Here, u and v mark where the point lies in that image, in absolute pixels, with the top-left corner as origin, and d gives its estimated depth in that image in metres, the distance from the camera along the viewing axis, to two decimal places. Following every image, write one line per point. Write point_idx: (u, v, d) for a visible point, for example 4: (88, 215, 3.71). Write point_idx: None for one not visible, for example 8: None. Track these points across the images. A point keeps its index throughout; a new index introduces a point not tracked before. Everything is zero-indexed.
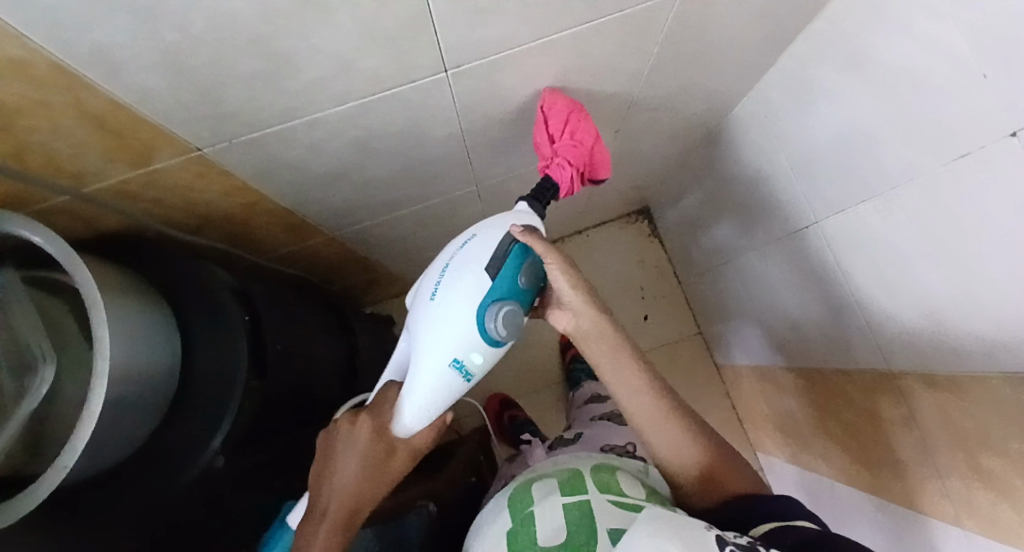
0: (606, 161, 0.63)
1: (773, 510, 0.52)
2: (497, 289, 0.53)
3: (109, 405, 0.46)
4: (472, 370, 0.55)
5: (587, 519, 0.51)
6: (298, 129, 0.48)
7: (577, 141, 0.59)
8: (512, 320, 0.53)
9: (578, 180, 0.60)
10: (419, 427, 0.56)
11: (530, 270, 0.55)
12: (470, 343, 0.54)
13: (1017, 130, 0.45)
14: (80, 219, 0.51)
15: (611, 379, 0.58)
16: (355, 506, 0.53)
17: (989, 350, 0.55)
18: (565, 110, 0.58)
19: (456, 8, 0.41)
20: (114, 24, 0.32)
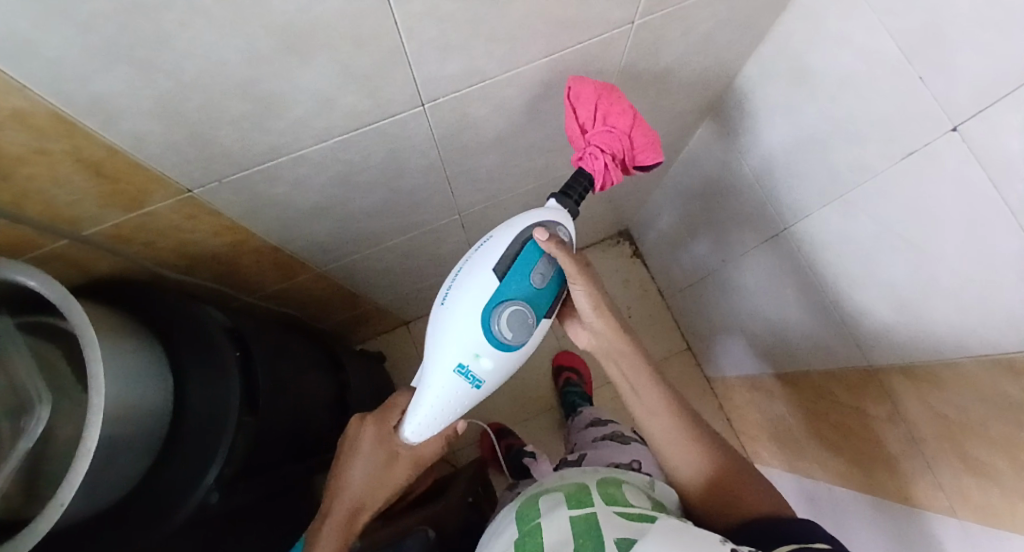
0: (651, 145, 0.59)
1: (793, 531, 0.49)
2: (507, 291, 0.52)
3: (105, 444, 0.46)
4: (479, 376, 0.54)
5: (593, 530, 0.49)
6: (284, 166, 0.51)
7: (609, 127, 0.57)
8: (518, 324, 0.52)
9: (615, 167, 0.57)
10: (420, 439, 0.58)
11: (545, 272, 0.53)
12: (474, 346, 0.52)
13: (956, 125, 0.49)
14: (73, 265, 0.52)
15: (632, 393, 0.61)
16: (357, 507, 0.59)
17: (960, 335, 0.58)
18: (593, 96, 0.56)
19: (428, 47, 0.44)
20: (112, 75, 0.35)
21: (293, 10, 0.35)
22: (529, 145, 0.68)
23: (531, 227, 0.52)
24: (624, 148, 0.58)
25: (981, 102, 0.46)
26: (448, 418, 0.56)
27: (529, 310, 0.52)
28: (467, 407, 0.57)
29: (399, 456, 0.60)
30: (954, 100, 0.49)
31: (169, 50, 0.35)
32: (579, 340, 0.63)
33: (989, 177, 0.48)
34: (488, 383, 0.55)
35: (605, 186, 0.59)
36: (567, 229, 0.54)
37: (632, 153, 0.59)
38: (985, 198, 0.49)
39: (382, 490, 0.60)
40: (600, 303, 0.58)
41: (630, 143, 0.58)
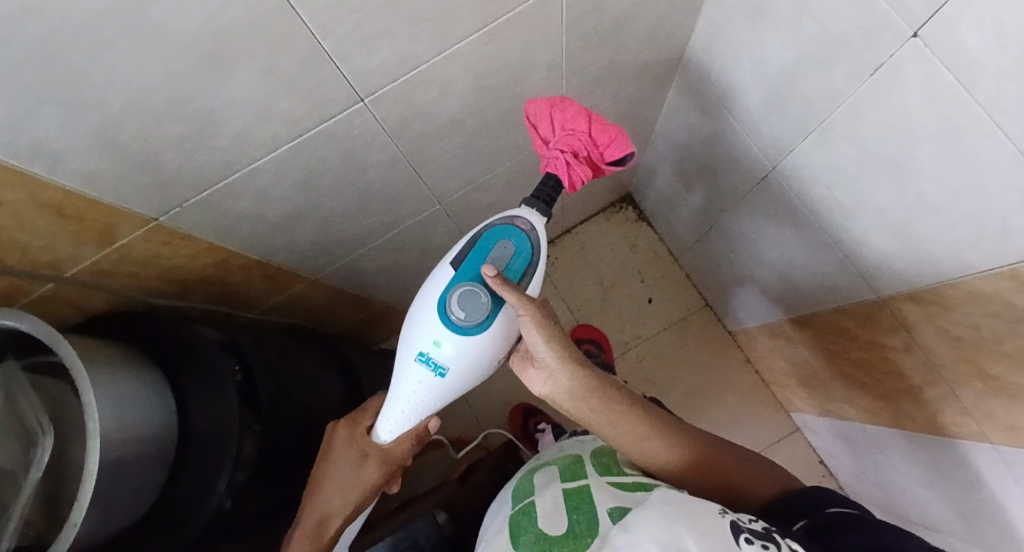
0: (618, 139, 0.59)
1: (810, 503, 0.52)
2: (461, 276, 0.56)
3: (113, 465, 0.50)
4: (441, 363, 0.55)
5: (586, 503, 0.49)
6: (242, 181, 0.52)
7: (567, 130, 0.59)
8: (470, 303, 0.54)
9: (577, 164, 0.58)
10: (393, 438, 0.60)
11: (499, 260, 0.56)
12: (432, 333, 0.55)
13: (916, 31, 0.45)
14: (68, 305, 0.56)
15: (608, 426, 0.56)
16: (325, 515, 0.62)
17: (958, 251, 0.55)
18: (547, 109, 0.59)
19: (347, 41, 0.43)
20: (43, 120, 0.36)
21: (195, 27, 0.35)
22: (489, 123, 0.68)
23: (490, 224, 0.58)
24: (586, 145, 0.58)
25: (932, 4, 0.42)
26: (422, 410, 0.58)
27: (481, 290, 0.54)
28: (441, 397, 0.58)
29: (369, 456, 0.61)
30: (907, 6, 0.45)
31: (88, 87, 0.36)
32: (534, 386, 0.58)
33: (956, 79, 0.44)
34: (454, 371, 0.56)
35: (575, 184, 0.60)
36: (527, 220, 0.57)
37: (598, 149, 0.59)
38: (957, 101, 0.45)
39: (354, 491, 0.62)
40: (555, 337, 0.55)
41: (592, 140, 0.58)
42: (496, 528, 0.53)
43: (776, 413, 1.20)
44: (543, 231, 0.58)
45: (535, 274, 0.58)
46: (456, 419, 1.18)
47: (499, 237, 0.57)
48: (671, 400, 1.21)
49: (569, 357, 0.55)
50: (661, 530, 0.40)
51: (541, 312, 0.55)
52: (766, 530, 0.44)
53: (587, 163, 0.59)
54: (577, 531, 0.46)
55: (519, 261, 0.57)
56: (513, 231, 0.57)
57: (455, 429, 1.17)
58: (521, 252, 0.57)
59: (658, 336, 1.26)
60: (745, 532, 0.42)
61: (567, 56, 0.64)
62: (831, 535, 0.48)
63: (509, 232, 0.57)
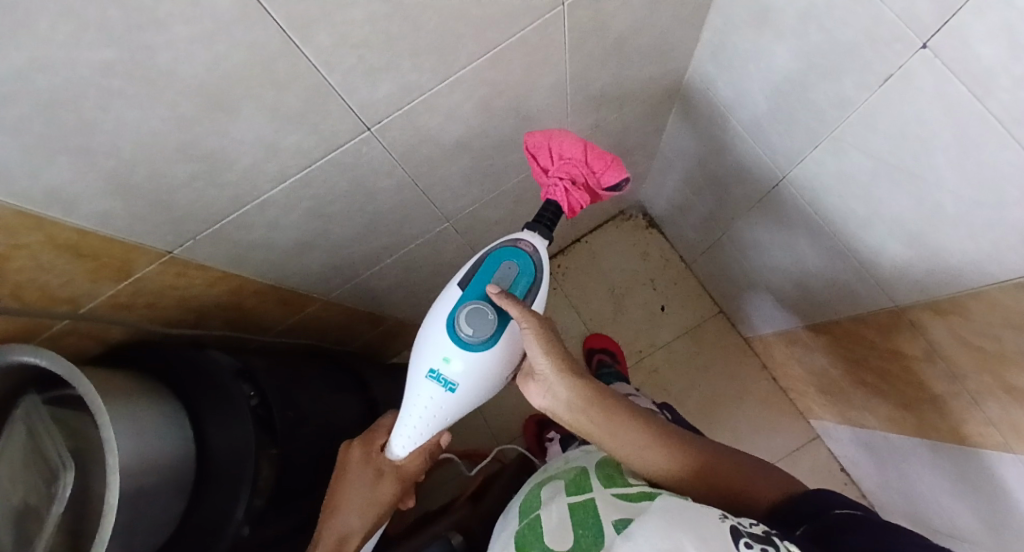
0: (613, 164, 0.61)
1: (811, 509, 0.52)
2: (467, 295, 0.56)
3: (133, 495, 0.50)
4: (451, 379, 0.56)
5: (591, 517, 0.49)
6: (252, 213, 0.53)
7: (564, 158, 0.60)
8: (477, 320, 0.55)
9: (576, 190, 0.60)
10: (406, 453, 0.61)
11: (504, 279, 0.57)
12: (442, 350, 0.56)
13: (927, 43, 0.44)
14: (86, 338, 0.57)
15: (608, 437, 0.55)
16: (344, 534, 0.61)
17: (978, 260, 0.54)
18: (544, 141, 0.60)
19: (352, 75, 0.44)
20: (57, 166, 0.37)
21: (201, 72, 0.36)
22: (494, 143, 0.68)
23: (496, 245, 0.58)
24: (583, 172, 0.60)
25: (943, 15, 0.41)
26: (432, 427, 0.58)
27: (488, 307, 0.55)
28: (452, 413, 0.58)
29: (387, 473, 0.62)
30: (917, 16, 0.44)
31: (99, 133, 0.37)
32: (534, 400, 0.57)
33: (969, 91, 0.43)
34: (464, 387, 0.56)
35: (574, 210, 0.61)
36: (531, 242, 0.58)
37: (595, 176, 0.60)
38: (971, 113, 0.44)
39: (371, 509, 0.62)
40: (556, 350, 0.54)
41: (588, 167, 0.60)
42: (503, 545, 0.52)
43: (796, 420, 1.18)
44: (545, 252, 0.59)
45: (539, 293, 0.59)
46: (472, 433, 1.18)
47: (505, 258, 0.58)
48: (688, 409, 1.20)
49: (570, 369, 0.54)
50: (661, 537, 0.40)
51: (543, 326, 0.54)
52: (767, 533, 0.43)
53: (585, 190, 0.61)
54: (583, 544, 0.46)
55: (523, 280, 0.58)
56: (517, 251, 0.58)
57: (470, 442, 1.17)
58: (524, 271, 0.57)
59: (672, 344, 1.25)
60: (744, 537, 0.41)
61: (570, 74, 0.64)
62: (830, 537, 0.48)
63: (513, 253, 0.58)
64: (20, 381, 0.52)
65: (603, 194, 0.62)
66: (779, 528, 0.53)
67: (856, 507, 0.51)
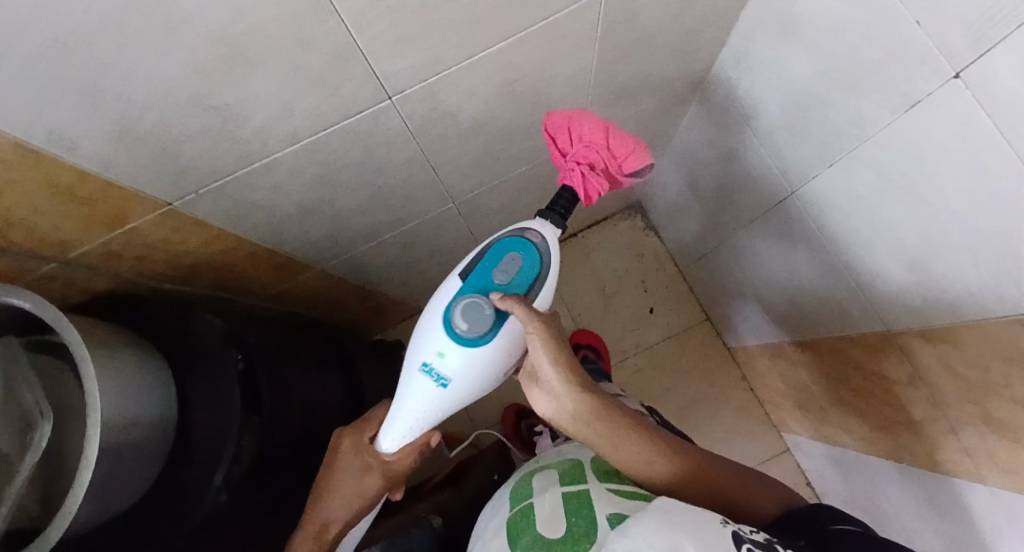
0: (636, 151, 0.60)
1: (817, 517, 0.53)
2: (468, 289, 0.55)
3: (107, 453, 0.49)
4: (444, 374, 0.55)
5: (585, 507, 0.48)
6: (259, 172, 0.51)
7: (584, 142, 0.59)
8: (472, 315, 0.53)
9: (594, 175, 0.59)
10: (397, 447, 0.59)
11: (506, 273, 0.56)
12: (436, 344, 0.54)
13: (959, 72, 0.44)
14: (72, 285, 0.55)
15: (615, 449, 0.54)
16: (326, 522, 0.61)
17: (977, 293, 0.55)
18: (564, 124, 0.60)
19: (379, 40, 0.42)
20: (67, 103, 0.35)
21: (225, 20, 0.34)
22: (510, 128, 0.67)
23: (501, 235, 0.57)
24: (602, 157, 0.59)
25: (979, 47, 0.41)
26: (425, 420, 0.57)
27: (484, 301, 0.53)
28: (444, 408, 0.57)
29: (371, 467, 0.61)
30: (952, 46, 0.44)
31: (114, 73, 0.34)
32: (537, 408, 0.55)
33: (994, 124, 0.43)
34: (456, 383, 0.55)
35: (591, 196, 0.60)
36: (538, 233, 0.57)
37: (614, 162, 0.59)
38: (993, 148, 0.45)
39: (355, 500, 0.61)
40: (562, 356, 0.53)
41: (610, 153, 0.59)
42: (492, 531, 0.52)
43: (769, 431, 1.20)
44: (553, 243, 0.58)
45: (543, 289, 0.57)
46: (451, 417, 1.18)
47: (508, 251, 0.56)
48: (667, 411, 1.22)
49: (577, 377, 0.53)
50: (661, 536, 0.40)
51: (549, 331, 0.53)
52: (767, 541, 0.44)
53: (604, 176, 0.60)
54: (576, 534, 0.46)
55: (525, 273, 0.56)
56: (521, 242, 0.57)
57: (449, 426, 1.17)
58: (527, 263, 0.56)
59: (657, 347, 1.25)
60: (747, 543, 0.41)
61: (595, 65, 0.63)
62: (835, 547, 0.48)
63: (518, 246, 0.56)
64: (3, 324, 0.51)
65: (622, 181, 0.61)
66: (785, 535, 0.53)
67: (851, 521, 0.52)
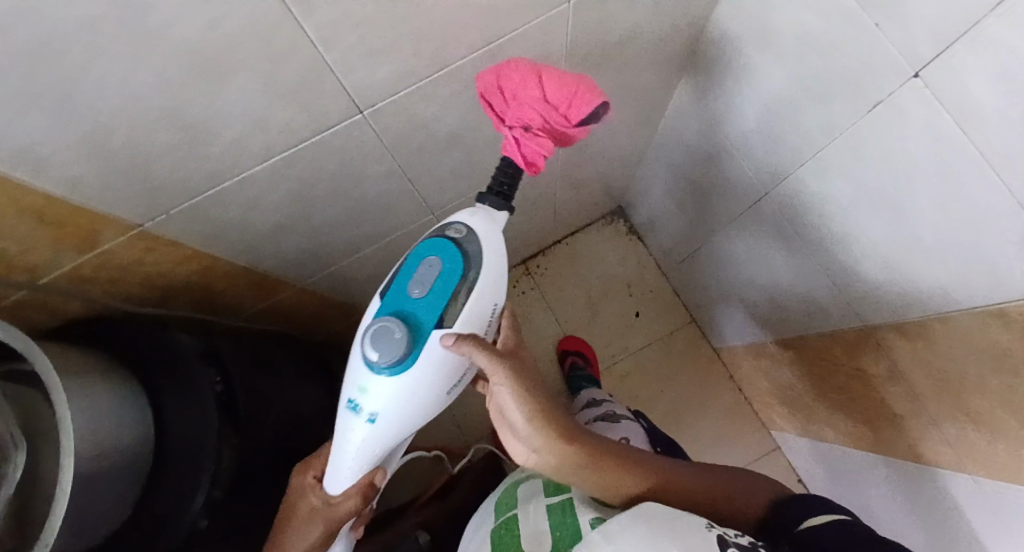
0: (581, 93, 0.48)
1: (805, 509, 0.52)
2: (386, 310, 0.48)
3: (82, 480, 0.48)
4: (369, 410, 0.48)
5: (568, 518, 0.50)
6: (232, 190, 0.51)
7: (516, 99, 0.48)
8: (381, 342, 0.45)
9: (530, 139, 0.49)
10: (343, 491, 0.53)
11: (422, 281, 0.47)
12: (357, 380, 0.48)
13: (918, 72, 0.45)
14: (43, 310, 0.54)
15: (602, 483, 0.51)
16: None
17: (948, 286, 0.56)
18: (491, 77, 0.49)
19: (350, 54, 0.42)
20: (30, 124, 0.35)
21: (195, 34, 0.34)
22: (486, 138, 0.67)
23: (425, 236, 0.50)
24: (539, 114, 0.48)
25: (937, 46, 0.43)
26: (360, 461, 0.50)
27: (393, 323, 0.45)
28: (385, 445, 0.50)
29: (315, 512, 0.57)
30: (911, 45, 0.45)
31: (79, 92, 0.34)
32: (513, 454, 0.53)
33: (956, 123, 0.45)
34: (387, 418, 0.48)
35: (534, 161, 0.50)
36: (459, 225, 0.48)
37: (555, 115, 0.48)
38: (955, 143, 0.46)
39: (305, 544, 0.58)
40: (534, 398, 0.49)
41: (550, 104, 0.48)
42: (479, 545, 0.53)
43: (758, 431, 1.21)
44: (485, 233, 0.49)
45: (472, 289, 0.48)
46: (440, 429, 1.17)
47: (425, 254, 0.48)
48: (655, 415, 1.22)
49: (550, 419, 0.50)
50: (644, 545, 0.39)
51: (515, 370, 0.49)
52: (751, 544, 0.43)
53: (548, 134, 0.49)
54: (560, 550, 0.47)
55: (446, 278, 0.47)
56: (443, 240, 0.48)
57: (438, 438, 1.16)
58: (446, 266, 0.47)
59: (643, 351, 1.26)
60: (731, 547, 0.41)
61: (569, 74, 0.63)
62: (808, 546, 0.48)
63: (436, 246, 0.48)
64: None
65: (574, 132, 0.50)
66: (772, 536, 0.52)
67: (845, 513, 0.51)
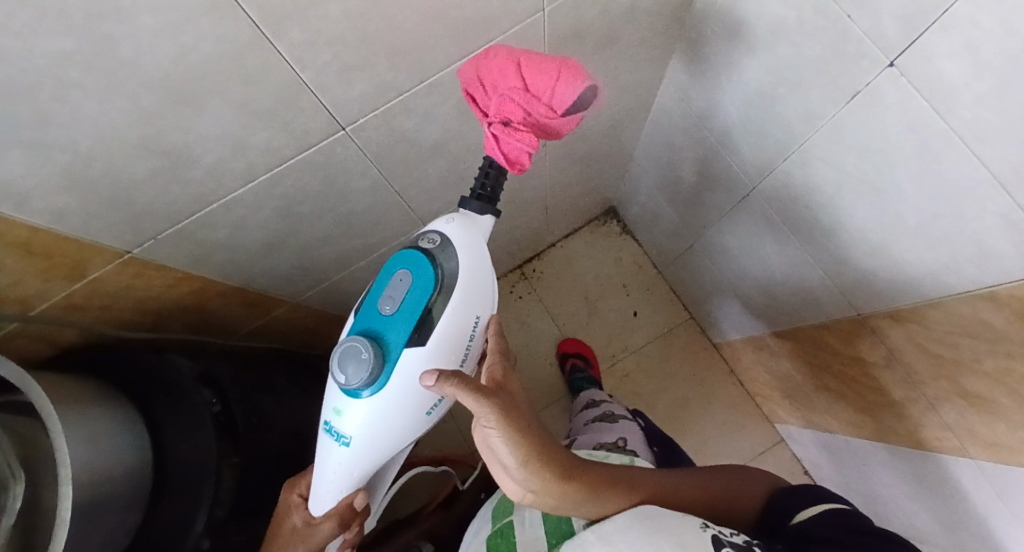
0: (564, 78, 0.46)
1: (803, 501, 0.53)
2: (358, 326, 0.49)
3: (82, 509, 0.48)
4: (344, 433, 0.49)
5: (563, 522, 0.52)
6: (217, 212, 0.51)
7: (496, 91, 0.47)
8: (352, 363, 0.46)
9: (510, 134, 0.48)
10: (325, 514, 0.54)
11: (392, 296, 0.48)
12: (332, 401, 0.49)
13: (893, 60, 0.46)
14: (37, 341, 0.54)
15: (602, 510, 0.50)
16: None
17: (936, 271, 0.56)
18: (474, 71, 0.48)
19: (326, 73, 0.42)
20: (9, 160, 0.35)
21: (168, 63, 0.34)
22: (470, 146, 0.67)
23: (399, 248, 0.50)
24: (518, 105, 0.46)
25: (909, 33, 0.43)
26: (338, 485, 0.51)
27: (359, 343, 0.46)
28: (364, 469, 0.51)
29: (297, 532, 0.56)
30: (884, 33, 0.45)
31: (56, 126, 0.35)
32: (506, 489, 0.50)
33: (932, 107, 0.45)
34: (361, 442, 0.49)
35: (516, 156, 0.49)
36: (433, 235, 0.49)
37: (535, 105, 0.46)
38: (933, 128, 0.46)
39: None
40: (527, 434, 0.46)
41: (530, 94, 0.46)
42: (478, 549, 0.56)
43: (761, 424, 1.21)
44: (461, 239, 0.49)
45: (446, 302, 0.48)
46: (442, 438, 1.17)
47: (397, 267, 0.49)
48: (658, 413, 1.22)
49: (545, 456, 0.47)
50: None
51: (506, 410, 0.45)
52: (746, 542, 0.44)
53: (530, 127, 0.48)
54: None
55: (418, 292, 0.47)
56: (414, 252, 0.48)
57: (441, 447, 1.16)
58: (417, 279, 0.47)
59: (643, 349, 1.26)
60: (726, 547, 0.42)
61: None
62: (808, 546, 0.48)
63: (409, 258, 0.48)
64: None
65: (559, 123, 0.47)
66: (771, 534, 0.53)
67: (844, 501, 0.53)
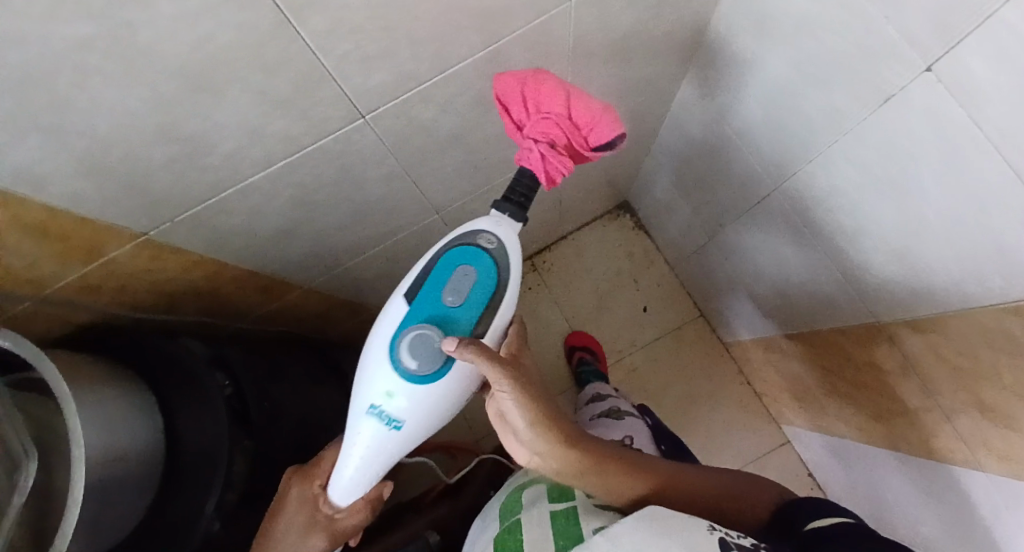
0: (605, 118, 0.50)
1: (811, 510, 0.53)
2: (416, 314, 0.48)
3: (93, 489, 0.48)
4: (396, 417, 0.48)
5: (573, 526, 0.49)
6: (233, 199, 0.51)
7: (542, 112, 0.50)
8: (425, 350, 0.47)
9: (554, 156, 0.50)
10: (350, 497, 0.54)
11: (457, 290, 0.49)
12: (384, 385, 0.48)
13: (930, 65, 0.43)
14: (52, 320, 0.55)
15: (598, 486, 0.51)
16: None
17: (961, 281, 0.54)
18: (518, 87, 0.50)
19: (347, 61, 0.42)
20: (26, 145, 0.35)
21: (186, 50, 0.34)
22: (488, 137, 0.66)
23: (452, 239, 0.50)
24: (564, 131, 0.49)
25: (948, 38, 0.40)
26: (375, 467, 0.51)
27: (436, 332, 0.47)
28: (398, 453, 0.52)
29: (315, 525, 0.57)
30: (916, 36, 0.43)
31: (74, 111, 0.34)
32: (514, 454, 0.52)
33: (967, 113, 0.43)
34: (410, 426, 0.49)
35: (554, 178, 0.51)
36: (492, 234, 0.49)
37: (579, 134, 0.50)
38: (966, 135, 0.44)
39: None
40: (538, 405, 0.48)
41: (573, 124, 0.50)
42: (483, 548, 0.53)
43: (768, 424, 1.20)
44: (513, 242, 0.50)
45: (503, 302, 0.50)
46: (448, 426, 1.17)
47: (459, 262, 0.49)
48: (665, 409, 1.22)
49: (553, 427, 0.49)
50: None
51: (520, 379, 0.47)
52: (754, 546, 0.44)
53: (569, 153, 0.50)
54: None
55: (483, 290, 0.49)
56: (473, 249, 0.49)
57: (447, 435, 1.16)
58: (484, 277, 0.49)
59: (653, 345, 1.25)
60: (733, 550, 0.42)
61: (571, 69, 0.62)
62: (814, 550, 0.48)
63: (472, 254, 0.49)
64: None
65: (590, 155, 0.52)
66: (777, 538, 0.53)
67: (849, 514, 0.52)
